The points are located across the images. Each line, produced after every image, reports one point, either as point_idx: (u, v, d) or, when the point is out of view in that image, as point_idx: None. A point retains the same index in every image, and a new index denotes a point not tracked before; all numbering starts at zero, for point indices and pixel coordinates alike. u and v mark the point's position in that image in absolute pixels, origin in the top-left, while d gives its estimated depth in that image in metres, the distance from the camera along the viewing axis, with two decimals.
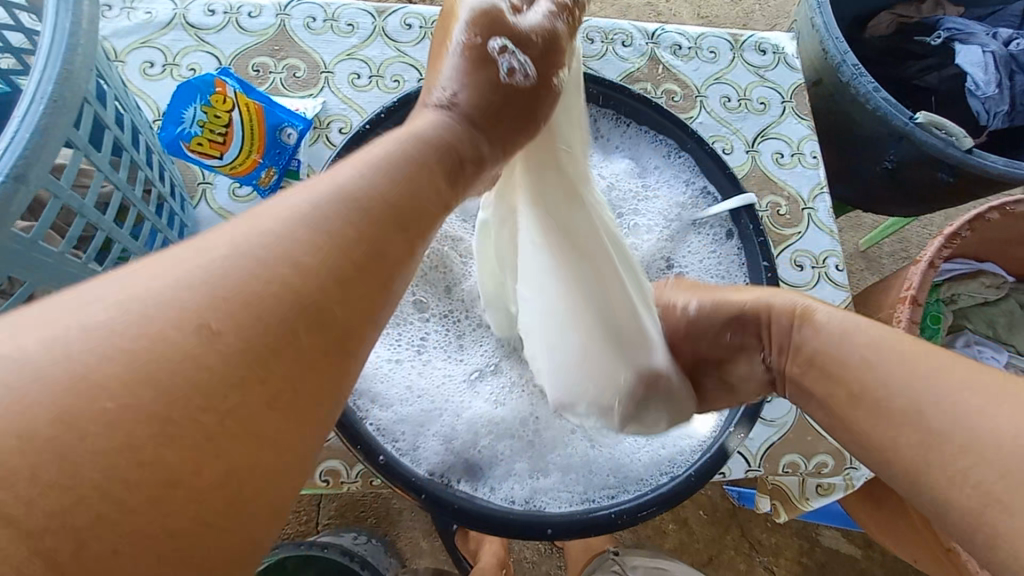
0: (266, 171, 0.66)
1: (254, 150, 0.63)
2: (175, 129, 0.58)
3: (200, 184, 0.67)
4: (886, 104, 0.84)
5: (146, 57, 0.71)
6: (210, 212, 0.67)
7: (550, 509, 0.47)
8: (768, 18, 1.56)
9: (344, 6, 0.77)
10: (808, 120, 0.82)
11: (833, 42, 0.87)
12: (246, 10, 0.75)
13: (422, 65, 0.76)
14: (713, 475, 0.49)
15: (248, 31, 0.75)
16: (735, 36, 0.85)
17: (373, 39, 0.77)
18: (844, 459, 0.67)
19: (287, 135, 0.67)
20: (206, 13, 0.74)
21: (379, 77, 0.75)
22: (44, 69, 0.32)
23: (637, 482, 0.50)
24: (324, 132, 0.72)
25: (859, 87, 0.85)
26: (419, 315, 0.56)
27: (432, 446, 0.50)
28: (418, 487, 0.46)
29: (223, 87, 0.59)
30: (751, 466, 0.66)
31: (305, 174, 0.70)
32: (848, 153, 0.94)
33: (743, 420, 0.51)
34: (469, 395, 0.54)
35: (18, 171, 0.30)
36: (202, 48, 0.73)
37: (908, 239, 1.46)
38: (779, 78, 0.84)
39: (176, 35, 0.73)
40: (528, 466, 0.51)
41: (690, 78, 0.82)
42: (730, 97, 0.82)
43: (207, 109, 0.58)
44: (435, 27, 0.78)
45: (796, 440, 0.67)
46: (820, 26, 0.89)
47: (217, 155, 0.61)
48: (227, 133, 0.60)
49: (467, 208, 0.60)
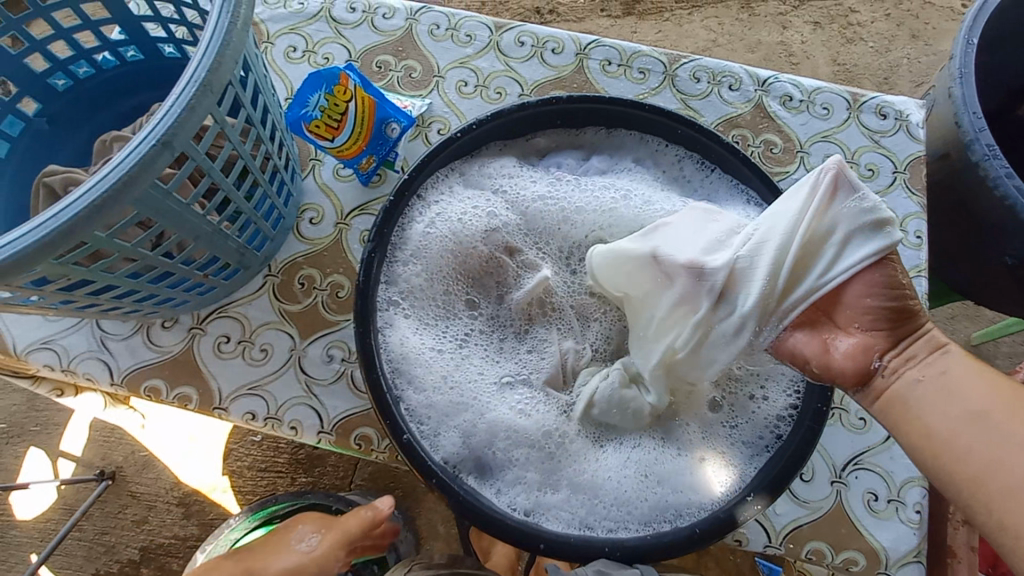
0: (367, 158, 0.73)
1: (360, 138, 0.70)
2: (300, 111, 0.66)
3: (312, 159, 0.76)
4: (1018, 193, 0.76)
5: (290, 42, 0.81)
6: (315, 185, 0.75)
7: (547, 526, 0.50)
8: (915, 74, 1.45)
9: (466, 18, 0.83)
10: (918, 196, 0.77)
11: (969, 117, 0.79)
12: (381, 11, 0.84)
13: (526, 81, 0.81)
14: (716, 538, 0.49)
15: (379, 30, 0.83)
16: (855, 96, 0.81)
17: (486, 51, 0.82)
18: (879, 562, 0.63)
19: (390, 129, 0.74)
20: (347, 10, 0.83)
21: (484, 87, 0.80)
22: (202, 57, 0.40)
23: (639, 523, 0.52)
24: (424, 130, 0.78)
25: (991, 169, 0.77)
26: (468, 313, 0.60)
27: (453, 437, 0.54)
28: (431, 471, 0.50)
29: (345, 80, 0.66)
30: (771, 542, 0.63)
31: (399, 165, 0.77)
32: (964, 236, 0.86)
33: (762, 491, 0.50)
34: (497, 400, 0.56)
35: (166, 138, 0.39)
36: (338, 40, 0.82)
37: None
38: (895, 146, 0.79)
39: (319, 26, 0.82)
40: (537, 479, 0.54)
41: (794, 131, 0.79)
42: (835, 157, 0.78)
43: (329, 97, 0.66)
44: (545, 47, 0.82)
45: (827, 528, 0.64)
46: (959, 98, 0.80)
47: (330, 137, 0.68)
48: (341, 120, 0.68)
49: (533, 223, 0.63)
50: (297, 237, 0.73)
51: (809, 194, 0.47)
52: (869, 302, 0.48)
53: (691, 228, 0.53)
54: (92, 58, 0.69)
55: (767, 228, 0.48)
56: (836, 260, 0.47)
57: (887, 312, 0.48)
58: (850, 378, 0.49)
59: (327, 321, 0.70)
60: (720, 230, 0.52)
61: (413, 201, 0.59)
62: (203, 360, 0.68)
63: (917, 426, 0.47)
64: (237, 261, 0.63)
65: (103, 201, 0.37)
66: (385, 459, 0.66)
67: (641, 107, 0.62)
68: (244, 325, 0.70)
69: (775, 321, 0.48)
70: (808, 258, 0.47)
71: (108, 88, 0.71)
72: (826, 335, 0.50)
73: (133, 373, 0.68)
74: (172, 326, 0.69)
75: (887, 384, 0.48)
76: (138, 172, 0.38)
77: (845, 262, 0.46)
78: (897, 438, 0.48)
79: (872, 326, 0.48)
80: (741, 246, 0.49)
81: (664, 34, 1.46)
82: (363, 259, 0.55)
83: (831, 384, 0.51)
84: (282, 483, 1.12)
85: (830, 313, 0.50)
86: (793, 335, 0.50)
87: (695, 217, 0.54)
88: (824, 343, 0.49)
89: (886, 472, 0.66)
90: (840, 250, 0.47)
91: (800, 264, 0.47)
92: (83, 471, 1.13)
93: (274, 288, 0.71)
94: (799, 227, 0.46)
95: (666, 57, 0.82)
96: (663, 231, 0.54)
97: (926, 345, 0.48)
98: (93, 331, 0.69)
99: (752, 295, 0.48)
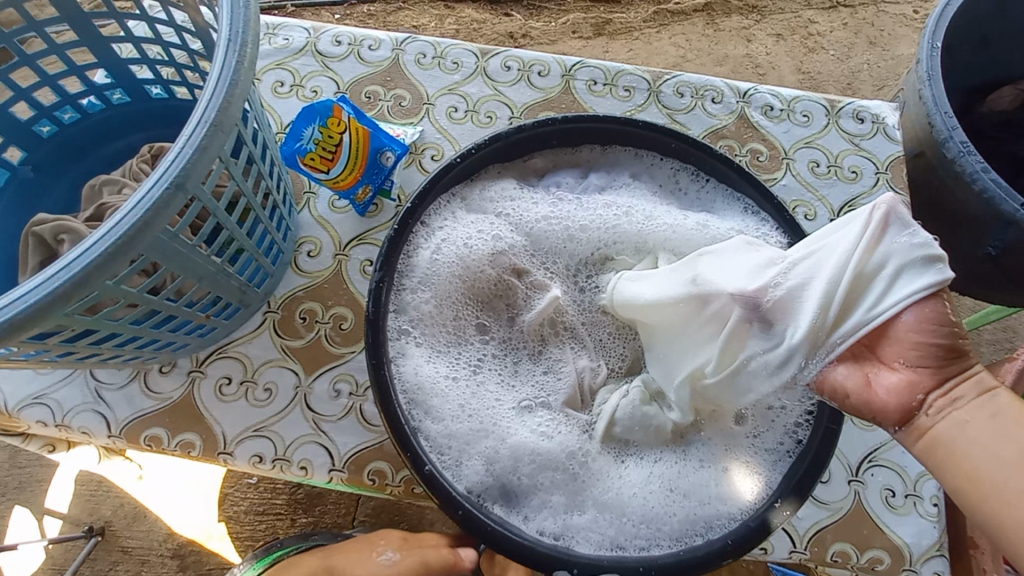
0: (363, 187, 0.73)
1: (356, 168, 0.70)
2: (295, 145, 0.66)
3: (307, 192, 0.76)
4: (995, 186, 0.79)
5: (278, 77, 0.81)
6: (311, 218, 0.75)
7: (579, 549, 0.49)
8: (877, 78, 1.51)
9: (452, 45, 0.84)
10: (902, 195, 0.79)
11: (941, 116, 0.82)
12: (367, 43, 0.84)
13: (515, 104, 0.82)
14: (750, 547, 0.49)
15: (366, 62, 0.83)
16: (831, 102, 0.84)
17: (473, 77, 0.83)
18: (903, 559, 0.63)
19: (385, 158, 0.74)
20: (333, 43, 0.84)
21: (474, 112, 0.81)
22: (211, 97, 0.39)
23: (671, 539, 0.51)
24: (418, 158, 0.78)
25: (966, 165, 0.80)
26: (479, 337, 0.60)
27: (474, 465, 0.53)
28: (456, 502, 0.49)
29: (339, 112, 0.66)
30: (795, 547, 0.63)
31: (395, 194, 0.77)
32: (945, 231, 0.90)
33: (790, 496, 0.50)
34: (517, 424, 0.55)
35: (178, 181, 0.38)
36: (325, 73, 0.82)
37: (1014, 329, 1.33)
38: (875, 148, 0.82)
39: (305, 60, 0.83)
40: (564, 502, 0.53)
41: (778, 139, 0.82)
42: (819, 162, 0.81)
43: (324, 129, 0.66)
44: (532, 70, 0.84)
45: (849, 529, 0.64)
46: (929, 99, 0.84)
47: (325, 169, 0.68)
48: (336, 152, 0.68)
49: (538, 244, 0.63)
50: (295, 270, 0.72)
51: (858, 230, 0.47)
52: (915, 341, 0.47)
53: (733, 256, 0.53)
54: (77, 103, 0.68)
55: (815, 260, 0.48)
56: (886, 297, 0.46)
57: (937, 350, 0.47)
58: (892, 415, 0.48)
59: (331, 354, 0.69)
60: (760, 259, 0.51)
61: (417, 228, 0.59)
62: (205, 404, 0.66)
63: (965, 458, 0.46)
64: (238, 300, 0.61)
65: (116, 249, 0.37)
66: (400, 493, 0.64)
67: (633, 122, 0.64)
68: (246, 365, 0.68)
69: (821, 355, 0.48)
70: (856, 294, 0.47)
71: (94, 132, 0.70)
72: (867, 369, 0.49)
73: (131, 423, 0.65)
74: (171, 370, 0.67)
75: (932, 419, 0.47)
76: (151, 216, 0.37)
77: (895, 298, 0.46)
78: (931, 447, 0.47)
79: (918, 362, 0.47)
80: (782, 274, 0.49)
81: (635, 51, 1.50)
82: (372, 289, 0.54)
83: (871, 419, 0.50)
84: (282, 525, 1.08)
85: (874, 347, 0.49)
86: (836, 369, 0.49)
87: (738, 246, 0.53)
88: (867, 377, 0.48)
89: (900, 467, 0.66)
90: (890, 284, 0.46)
91: (848, 299, 0.47)
92: (71, 529, 1.08)
93: (275, 325, 0.70)
94: (850, 263, 0.46)
95: (649, 74, 0.84)
96: (710, 257, 0.54)
97: (974, 386, 0.47)
98: (88, 382, 0.66)
99: (800, 328, 0.47)
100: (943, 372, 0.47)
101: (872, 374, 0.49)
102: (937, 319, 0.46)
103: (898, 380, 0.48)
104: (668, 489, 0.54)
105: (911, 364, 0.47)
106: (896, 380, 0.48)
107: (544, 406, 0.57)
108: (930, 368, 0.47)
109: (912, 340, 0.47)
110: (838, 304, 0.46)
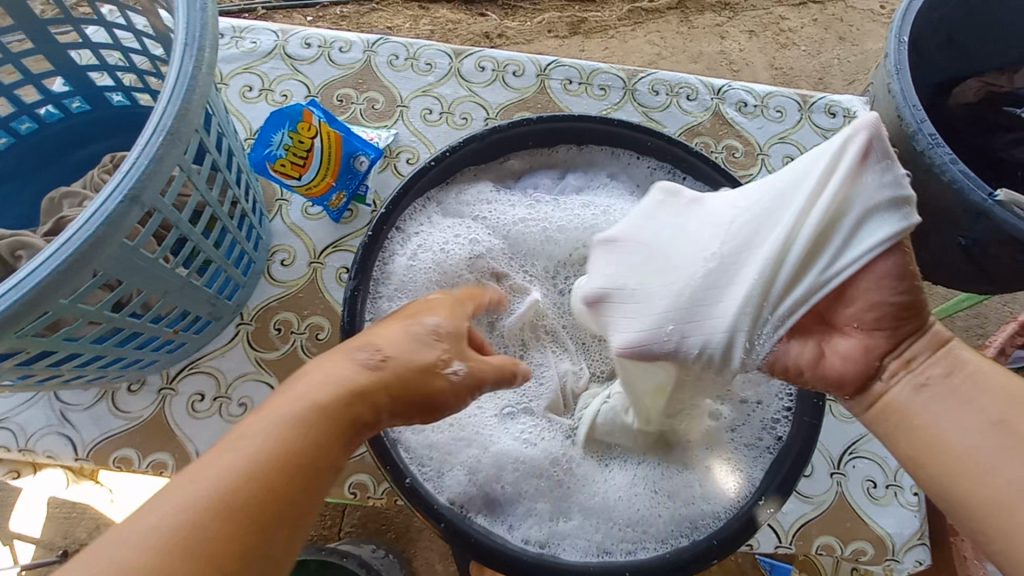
0: (337, 193, 0.71)
1: (329, 173, 0.69)
2: (263, 151, 0.64)
3: (278, 199, 0.74)
4: (964, 177, 0.80)
5: (246, 82, 0.79)
6: (284, 226, 0.73)
7: (565, 556, 0.49)
8: (847, 73, 1.53)
9: (425, 46, 0.83)
10: None
11: (910, 110, 0.84)
12: (337, 45, 0.82)
13: (490, 105, 0.81)
14: (735, 545, 0.48)
15: (337, 64, 0.82)
16: (804, 98, 0.85)
17: (447, 78, 0.82)
18: (886, 549, 0.64)
19: (359, 162, 0.72)
20: (302, 46, 0.82)
21: (449, 114, 0.80)
22: (167, 105, 0.38)
23: (657, 541, 0.51)
24: (393, 161, 0.77)
25: (936, 157, 0.82)
26: None
27: (457, 475, 0.52)
28: (439, 515, 0.47)
29: (309, 116, 0.64)
30: (781, 542, 0.64)
31: (371, 198, 0.75)
32: (917, 221, 0.91)
33: (774, 493, 0.50)
34: (499, 431, 0.54)
35: (133, 193, 0.36)
36: (295, 77, 0.80)
37: (986, 315, 1.35)
38: None
39: (274, 64, 0.81)
40: (549, 509, 0.52)
41: (753, 135, 0.82)
42: (794, 157, 0.81)
43: (293, 134, 0.64)
44: (506, 70, 0.83)
45: (833, 521, 0.64)
46: (898, 93, 0.85)
47: (296, 175, 0.66)
48: (307, 157, 0.66)
49: (516, 247, 0.63)
50: (268, 280, 0.70)
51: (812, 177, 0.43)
52: (869, 302, 0.42)
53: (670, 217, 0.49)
54: (33, 113, 0.65)
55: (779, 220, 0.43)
56: (848, 249, 0.41)
57: (893, 308, 0.42)
58: (852, 385, 0.44)
59: (308, 365, 0.67)
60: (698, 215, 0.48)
61: (393, 233, 0.58)
62: (177, 422, 0.64)
63: None
64: (208, 313, 0.59)
65: (69, 266, 0.35)
66: (383, 504, 0.63)
67: (610, 121, 0.63)
68: (219, 380, 0.66)
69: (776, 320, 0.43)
70: (816, 247, 0.42)
71: (51, 142, 0.67)
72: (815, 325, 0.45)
73: (99, 444, 0.63)
74: (140, 388, 0.65)
75: None
76: (105, 231, 0.36)
77: (858, 251, 0.41)
78: None
79: (874, 326, 0.43)
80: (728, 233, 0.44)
81: (611, 49, 1.50)
82: (347, 299, 0.53)
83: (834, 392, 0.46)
84: None
85: (825, 312, 0.45)
86: (786, 345, 0.45)
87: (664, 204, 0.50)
88: (819, 349, 0.45)
89: (881, 458, 0.67)
90: (854, 233, 0.42)
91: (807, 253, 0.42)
92: (44, 553, 1.04)
93: (249, 336, 0.68)
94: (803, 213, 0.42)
95: (624, 72, 0.84)
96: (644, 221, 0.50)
97: None
98: (52, 403, 0.63)
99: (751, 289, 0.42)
100: (904, 331, 0.43)
101: (824, 343, 0.45)
102: (892, 273, 0.42)
103: (853, 347, 0.44)
104: (653, 491, 0.53)
105: (866, 328, 0.43)
106: (851, 348, 0.44)
107: (527, 412, 0.57)
108: (888, 330, 0.43)
109: (862, 303, 0.43)
110: (792, 263, 0.42)
